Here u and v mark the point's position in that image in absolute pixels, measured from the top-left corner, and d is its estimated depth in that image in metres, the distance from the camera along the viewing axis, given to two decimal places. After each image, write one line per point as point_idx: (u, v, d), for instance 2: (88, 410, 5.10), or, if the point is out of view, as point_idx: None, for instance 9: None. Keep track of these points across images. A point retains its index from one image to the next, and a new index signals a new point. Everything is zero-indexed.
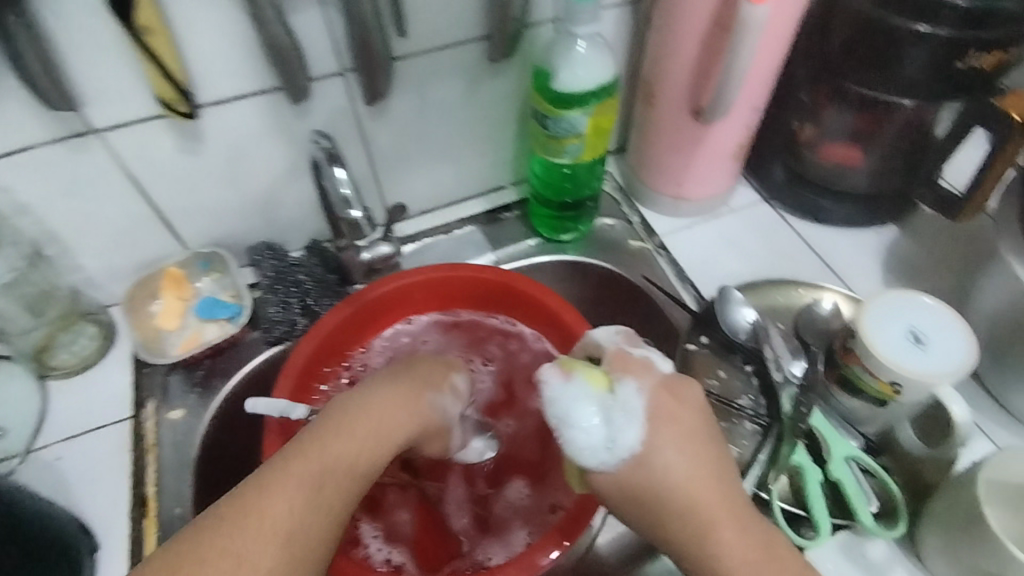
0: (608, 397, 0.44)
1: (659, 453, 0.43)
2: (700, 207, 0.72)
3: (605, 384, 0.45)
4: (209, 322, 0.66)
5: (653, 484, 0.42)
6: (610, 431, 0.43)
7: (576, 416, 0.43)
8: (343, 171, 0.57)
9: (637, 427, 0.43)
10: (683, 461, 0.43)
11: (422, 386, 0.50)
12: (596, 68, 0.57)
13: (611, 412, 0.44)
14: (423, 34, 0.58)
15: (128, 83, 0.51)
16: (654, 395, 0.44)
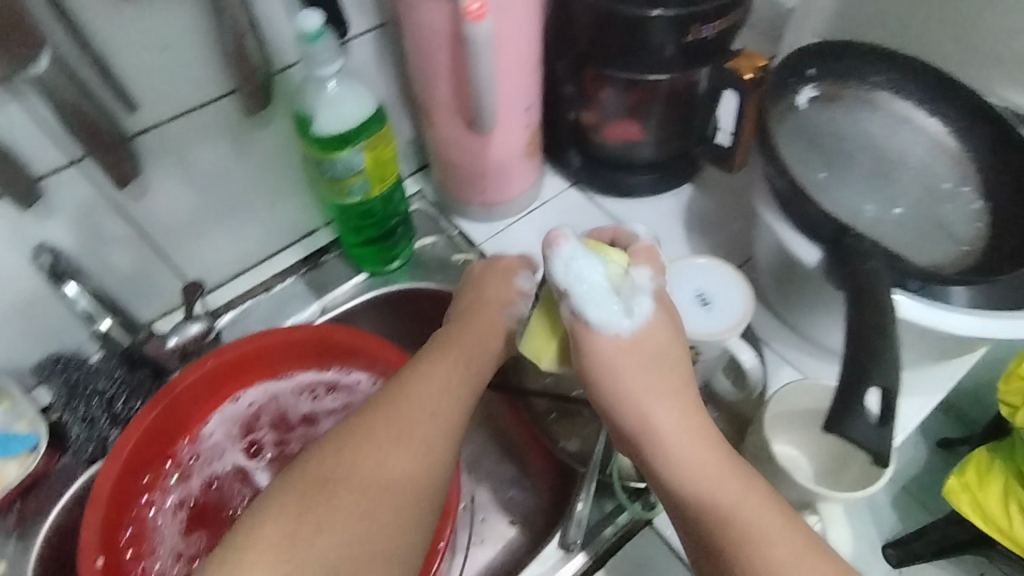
0: (625, 274, 0.48)
1: (655, 410, 0.45)
2: (510, 208, 0.73)
3: (626, 261, 0.49)
4: (7, 459, 0.59)
5: (664, 436, 0.45)
6: (627, 306, 0.47)
7: (581, 288, 0.46)
8: (70, 288, 0.56)
9: (650, 299, 0.48)
10: (661, 378, 0.46)
11: (502, 290, 0.57)
12: (351, 104, 0.56)
13: (626, 291, 0.47)
14: (159, 103, 0.54)
15: None
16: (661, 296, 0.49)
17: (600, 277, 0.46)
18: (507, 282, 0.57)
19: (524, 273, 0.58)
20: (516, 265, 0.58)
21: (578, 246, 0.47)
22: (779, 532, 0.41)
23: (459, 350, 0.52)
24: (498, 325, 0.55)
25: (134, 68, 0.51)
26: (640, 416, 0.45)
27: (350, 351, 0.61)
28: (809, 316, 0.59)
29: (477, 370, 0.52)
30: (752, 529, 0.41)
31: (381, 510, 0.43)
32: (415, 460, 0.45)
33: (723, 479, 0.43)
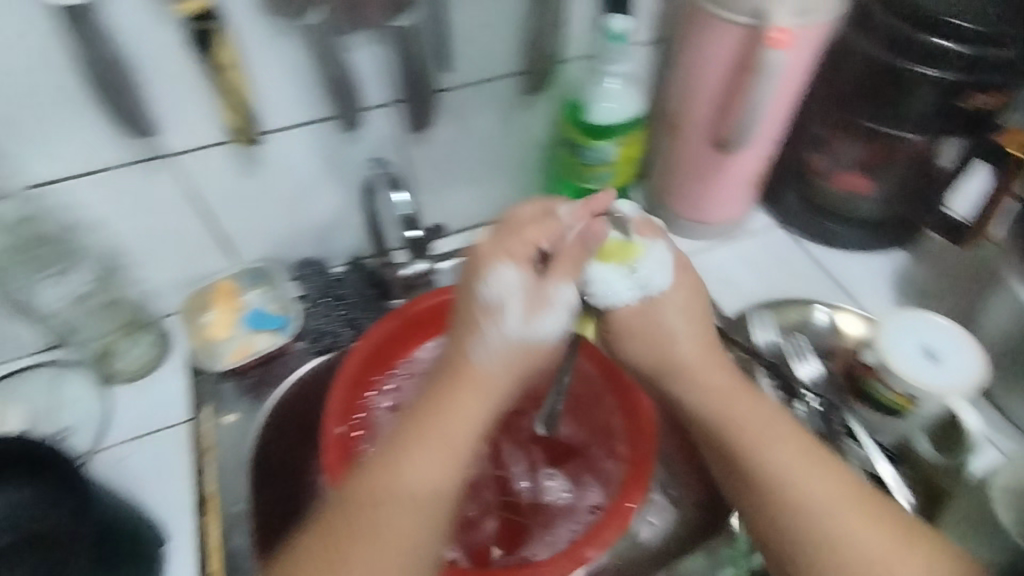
0: (631, 272, 0.53)
1: (676, 340, 0.54)
2: (718, 229, 0.76)
3: (626, 264, 0.53)
4: (260, 332, 0.70)
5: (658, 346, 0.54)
6: (644, 286, 0.53)
7: (614, 293, 0.53)
8: (403, 196, 0.64)
9: (667, 273, 0.54)
10: (685, 321, 0.54)
11: (473, 304, 0.48)
12: (625, 101, 0.61)
13: (638, 285, 0.53)
14: (468, 69, 0.63)
15: (201, 113, 0.56)
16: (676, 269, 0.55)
17: (616, 275, 0.52)
18: (476, 287, 0.48)
19: (520, 266, 0.48)
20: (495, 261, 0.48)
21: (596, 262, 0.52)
22: (830, 490, 0.46)
23: (458, 407, 0.47)
24: (474, 369, 0.48)
25: (462, 36, 0.60)
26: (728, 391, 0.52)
27: None
28: None
29: (471, 417, 0.47)
30: (784, 489, 0.47)
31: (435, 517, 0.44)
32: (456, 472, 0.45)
33: (756, 448, 0.49)
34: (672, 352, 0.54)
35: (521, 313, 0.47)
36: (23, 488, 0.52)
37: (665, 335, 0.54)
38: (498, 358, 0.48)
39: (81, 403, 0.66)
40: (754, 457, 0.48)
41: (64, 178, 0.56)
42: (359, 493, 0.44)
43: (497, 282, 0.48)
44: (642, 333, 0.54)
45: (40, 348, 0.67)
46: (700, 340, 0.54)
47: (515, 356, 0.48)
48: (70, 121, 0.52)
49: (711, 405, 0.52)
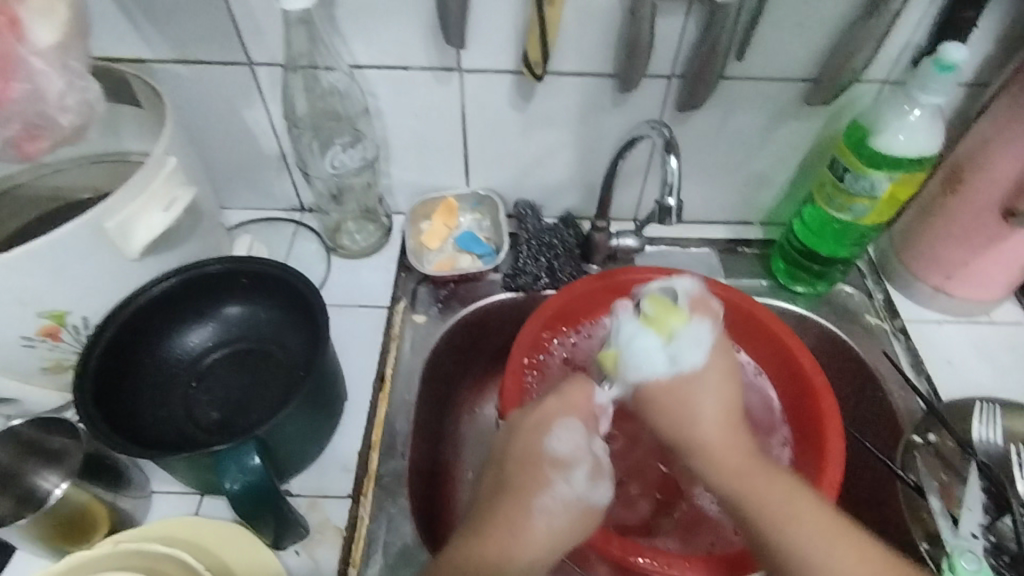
0: (674, 340, 0.49)
1: (706, 403, 0.48)
2: (960, 307, 0.69)
3: (668, 331, 0.49)
4: (465, 253, 0.75)
5: (698, 439, 0.48)
6: (676, 359, 0.49)
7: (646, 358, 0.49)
8: (674, 160, 0.53)
9: (702, 352, 0.49)
10: (715, 400, 0.49)
11: (529, 459, 0.48)
12: (922, 138, 0.57)
13: (677, 351, 0.49)
14: (759, 63, 0.61)
15: (505, 37, 0.60)
16: (720, 336, 0.50)
17: (650, 341, 0.49)
18: (539, 444, 0.48)
19: (568, 426, 0.49)
20: (555, 414, 0.49)
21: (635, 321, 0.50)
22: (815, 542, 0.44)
23: (517, 521, 0.46)
24: (528, 526, 0.46)
25: (769, 29, 0.58)
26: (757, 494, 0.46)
27: (762, 335, 0.62)
28: None
29: (540, 535, 0.46)
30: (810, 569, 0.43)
31: None
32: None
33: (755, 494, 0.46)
34: (698, 441, 0.48)
35: (588, 472, 0.47)
36: (273, 310, 0.56)
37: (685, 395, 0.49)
38: (563, 524, 0.47)
39: (308, 261, 0.74)
40: (792, 532, 0.44)
41: (375, 67, 0.62)
42: None
43: (561, 436, 0.48)
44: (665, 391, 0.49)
45: (292, 206, 0.77)
46: (728, 409, 0.49)
47: (570, 519, 0.47)
48: (403, 18, 0.58)
49: (726, 480, 0.47)
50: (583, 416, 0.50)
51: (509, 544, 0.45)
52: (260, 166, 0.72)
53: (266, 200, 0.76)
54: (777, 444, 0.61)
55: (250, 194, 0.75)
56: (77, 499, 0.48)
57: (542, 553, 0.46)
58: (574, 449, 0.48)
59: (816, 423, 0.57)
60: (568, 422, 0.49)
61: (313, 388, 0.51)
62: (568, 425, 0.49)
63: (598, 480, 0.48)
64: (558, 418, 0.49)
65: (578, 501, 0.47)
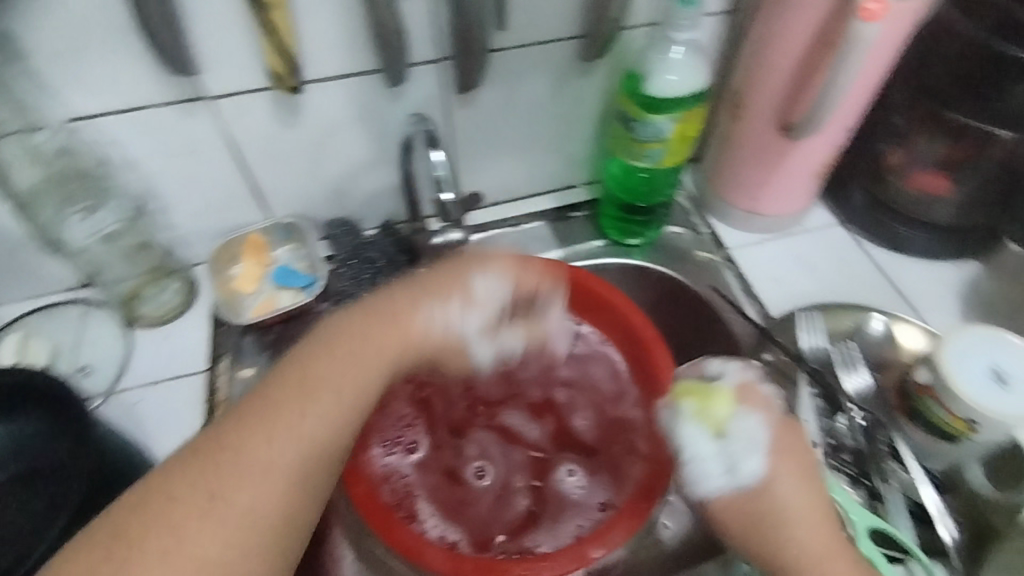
0: (721, 444, 0.46)
1: (780, 488, 0.44)
2: (773, 223, 0.71)
3: (717, 429, 0.46)
4: (285, 289, 0.68)
5: (762, 511, 0.44)
6: (731, 470, 0.45)
7: (698, 468, 0.46)
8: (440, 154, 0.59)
9: (760, 457, 0.45)
10: (790, 483, 0.45)
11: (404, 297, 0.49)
12: (689, 75, 0.57)
13: (728, 457, 0.45)
14: (522, 29, 0.59)
15: (242, 54, 0.54)
16: (775, 427, 0.46)
17: (705, 447, 0.46)
18: (418, 297, 0.49)
19: (448, 307, 0.49)
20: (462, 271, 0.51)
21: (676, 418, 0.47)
22: None
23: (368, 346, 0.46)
24: (411, 322, 0.48)
25: None
26: (815, 555, 0.42)
27: (595, 301, 0.62)
28: None
29: (348, 406, 0.44)
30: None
31: (269, 493, 0.40)
32: (326, 428, 0.42)
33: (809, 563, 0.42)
34: (766, 508, 0.44)
35: (485, 321, 0.50)
36: (33, 423, 0.51)
37: (781, 515, 0.44)
38: (388, 336, 0.47)
39: (104, 342, 0.65)
40: None
41: (104, 115, 0.55)
42: (200, 461, 0.40)
43: (486, 284, 0.50)
44: (737, 509, 0.45)
45: (72, 284, 0.67)
46: (810, 490, 0.45)
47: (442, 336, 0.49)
48: (113, 54, 0.51)
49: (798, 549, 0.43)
50: (525, 300, 0.53)
51: (304, 448, 0.41)
52: (11, 251, 0.62)
53: (35, 286, 0.66)
54: (630, 407, 0.60)
55: (13, 283, 0.65)
56: None
57: (347, 403, 0.44)
58: (480, 304, 0.50)
59: (653, 375, 0.58)
60: (459, 295, 0.50)
61: (87, 504, 0.46)
62: (466, 304, 0.49)
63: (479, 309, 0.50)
64: (433, 297, 0.49)
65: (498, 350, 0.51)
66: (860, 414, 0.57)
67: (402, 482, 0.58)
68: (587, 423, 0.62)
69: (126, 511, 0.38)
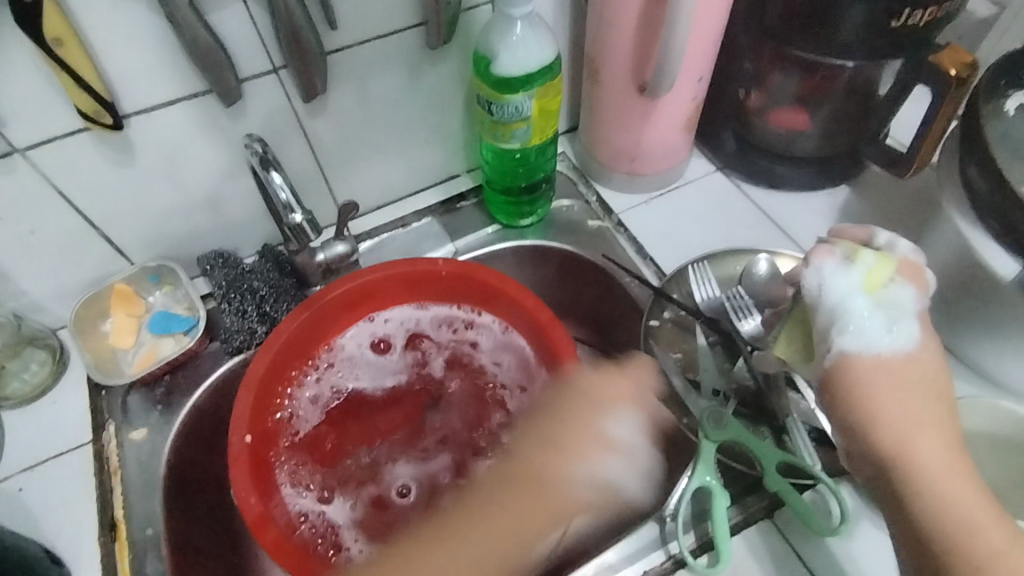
0: (878, 302, 0.42)
1: (924, 363, 0.41)
2: (656, 180, 0.72)
3: (874, 286, 0.42)
4: (165, 336, 0.65)
5: (869, 386, 0.40)
6: (892, 332, 0.41)
7: (863, 329, 0.41)
8: (279, 177, 0.55)
9: (915, 320, 0.42)
10: (910, 372, 0.41)
11: (578, 431, 0.56)
12: (535, 49, 0.56)
13: (890, 318, 0.41)
14: (357, 24, 0.56)
15: (45, 97, 0.48)
16: (926, 309, 0.43)
17: (860, 295, 0.42)
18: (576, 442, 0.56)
19: (625, 420, 0.57)
20: (625, 402, 0.57)
21: (834, 268, 0.43)
22: (983, 527, 0.36)
23: (553, 500, 0.54)
24: (568, 492, 0.54)
25: None
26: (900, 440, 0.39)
27: (487, 291, 0.61)
28: (979, 339, 0.55)
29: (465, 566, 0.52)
30: (957, 530, 0.36)
31: None
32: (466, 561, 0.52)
33: (926, 453, 0.38)
34: (870, 380, 0.40)
35: (624, 460, 0.55)
36: None
37: (866, 387, 0.40)
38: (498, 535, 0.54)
39: None
40: (915, 473, 0.38)
41: None
42: None
43: (618, 427, 0.56)
44: (854, 376, 0.40)
45: None
46: (939, 379, 0.41)
47: (606, 495, 0.55)
48: None
49: (893, 424, 0.39)
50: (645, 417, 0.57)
51: None
52: None
53: None
54: (539, 389, 0.60)
55: None
56: None
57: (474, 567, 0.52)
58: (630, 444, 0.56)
59: (555, 357, 0.57)
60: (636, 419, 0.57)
61: None
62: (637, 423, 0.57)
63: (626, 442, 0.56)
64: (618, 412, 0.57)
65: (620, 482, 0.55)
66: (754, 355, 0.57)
67: (320, 516, 0.57)
68: (501, 417, 0.62)
69: None
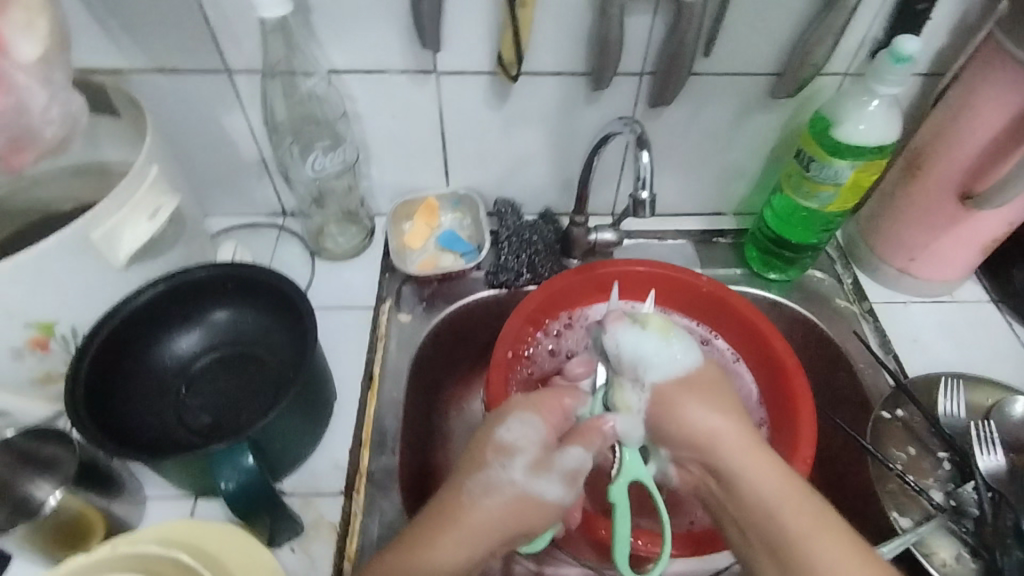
0: (666, 339, 0.50)
1: (701, 417, 0.49)
2: (923, 287, 0.72)
3: (664, 331, 0.51)
4: (447, 251, 0.75)
5: (667, 425, 0.49)
6: (669, 358, 0.50)
7: (641, 355, 0.50)
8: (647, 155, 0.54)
9: (694, 352, 0.51)
10: (712, 415, 0.49)
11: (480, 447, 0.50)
12: (880, 127, 0.60)
13: (667, 348, 0.50)
14: (726, 58, 0.63)
15: (479, 40, 0.61)
16: (694, 372, 0.51)
17: (653, 343, 0.50)
18: (495, 447, 0.50)
19: (517, 418, 0.51)
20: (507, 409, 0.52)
21: (629, 329, 0.51)
22: (819, 543, 0.43)
23: (475, 521, 0.47)
24: (470, 511, 0.47)
25: (732, 24, 0.60)
26: (701, 438, 0.48)
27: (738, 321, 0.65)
28: None
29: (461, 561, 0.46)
30: (765, 506, 0.46)
31: None
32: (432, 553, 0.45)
33: (730, 452, 0.47)
34: (659, 423, 0.50)
35: (528, 462, 0.49)
36: (255, 313, 0.57)
37: (670, 401, 0.49)
38: (468, 527, 0.47)
39: (291, 266, 0.75)
40: (730, 465, 0.47)
41: (352, 71, 0.63)
42: (431, 528, 0.47)
43: (515, 426, 0.51)
44: (657, 403, 0.50)
45: (274, 211, 0.78)
46: (730, 414, 0.49)
47: (510, 505, 0.48)
48: (380, 25, 0.60)
49: (701, 426, 0.48)
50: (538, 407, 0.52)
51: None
52: (242, 172, 0.72)
53: (248, 205, 0.77)
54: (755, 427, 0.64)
55: (232, 199, 0.76)
56: (71, 506, 0.49)
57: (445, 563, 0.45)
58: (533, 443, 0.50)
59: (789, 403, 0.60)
60: (528, 419, 0.51)
61: (302, 390, 0.53)
62: (529, 422, 0.51)
63: (545, 469, 0.49)
64: (516, 411, 0.52)
65: (547, 495, 0.49)
66: (987, 487, 0.56)
67: None
68: None
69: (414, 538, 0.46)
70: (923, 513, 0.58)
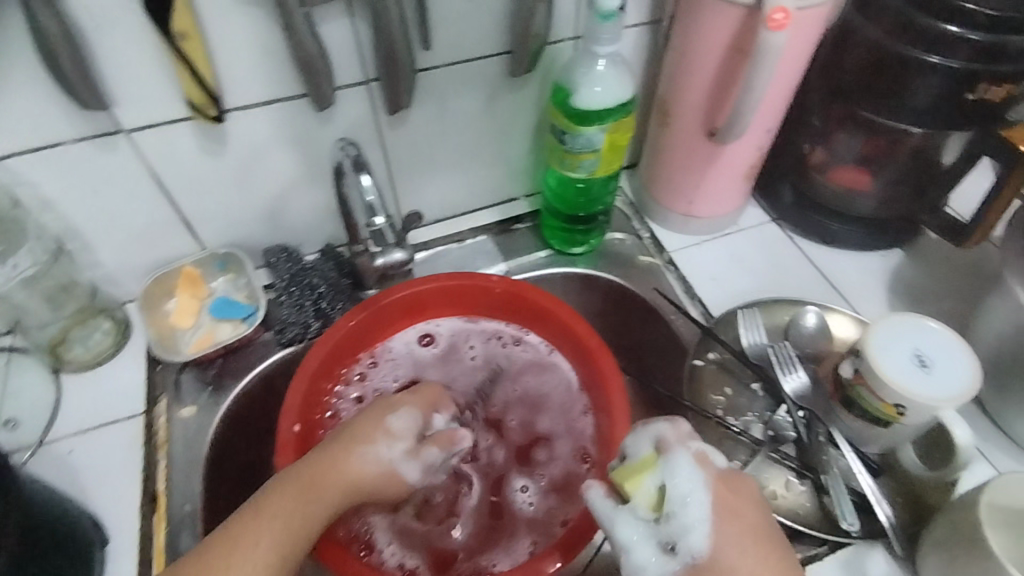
0: (667, 490, 0.41)
1: (722, 555, 0.41)
2: (709, 224, 0.73)
3: (656, 483, 0.42)
4: (223, 321, 0.66)
5: None
6: (676, 535, 0.41)
7: (626, 539, 0.42)
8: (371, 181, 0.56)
9: (705, 531, 0.41)
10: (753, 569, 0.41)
11: (366, 425, 0.48)
12: (614, 86, 0.58)
13: (665, 525, 0.41)
14: (448, 45, 0.59)
15: (158, 85, 0.52)
16: (717, 491, 0.42)
17: (636, 530, 0.42)
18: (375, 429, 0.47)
19: (411, 410, 0.49)
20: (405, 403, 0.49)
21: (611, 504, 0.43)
22: None
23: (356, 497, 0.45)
24: (340, 481, 0.45)
25: (439, 10, 0.56)
26: None
27: (540, 316, 0.62)
28: None
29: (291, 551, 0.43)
30: None
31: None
32: (255, 540, 0.43)
33: None
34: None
35: (406, 448, 0.47)
36: None
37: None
38: (335, 499, 0.45)
39: (29, 393, 0.62)
40: None
41: (11, 155, 0.52)
42: (267, 519, 0.44)
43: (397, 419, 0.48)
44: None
45: None
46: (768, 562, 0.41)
47: (373, 481, 0.46)
48: (20, 94, 0.49)
49: None
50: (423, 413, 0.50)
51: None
52: None
53: None
54: (581, 415, 0.61)
55: None
56: None
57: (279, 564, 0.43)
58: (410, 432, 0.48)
59: (601, 386, 0.58)
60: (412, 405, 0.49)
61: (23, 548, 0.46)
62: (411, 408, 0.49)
63: (421, 454, 0.47)
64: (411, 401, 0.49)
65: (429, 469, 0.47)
66: (797, 408, 0.58)
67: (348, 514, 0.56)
68: (542, 445, 0.61)
69: (236, 534, 0.43)
70: (749, 451, 0.59)
